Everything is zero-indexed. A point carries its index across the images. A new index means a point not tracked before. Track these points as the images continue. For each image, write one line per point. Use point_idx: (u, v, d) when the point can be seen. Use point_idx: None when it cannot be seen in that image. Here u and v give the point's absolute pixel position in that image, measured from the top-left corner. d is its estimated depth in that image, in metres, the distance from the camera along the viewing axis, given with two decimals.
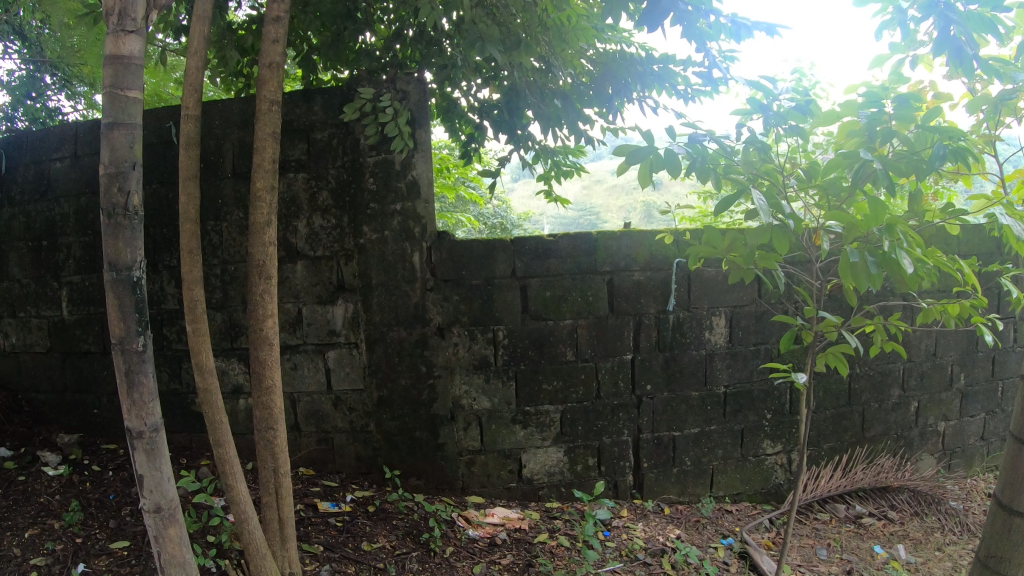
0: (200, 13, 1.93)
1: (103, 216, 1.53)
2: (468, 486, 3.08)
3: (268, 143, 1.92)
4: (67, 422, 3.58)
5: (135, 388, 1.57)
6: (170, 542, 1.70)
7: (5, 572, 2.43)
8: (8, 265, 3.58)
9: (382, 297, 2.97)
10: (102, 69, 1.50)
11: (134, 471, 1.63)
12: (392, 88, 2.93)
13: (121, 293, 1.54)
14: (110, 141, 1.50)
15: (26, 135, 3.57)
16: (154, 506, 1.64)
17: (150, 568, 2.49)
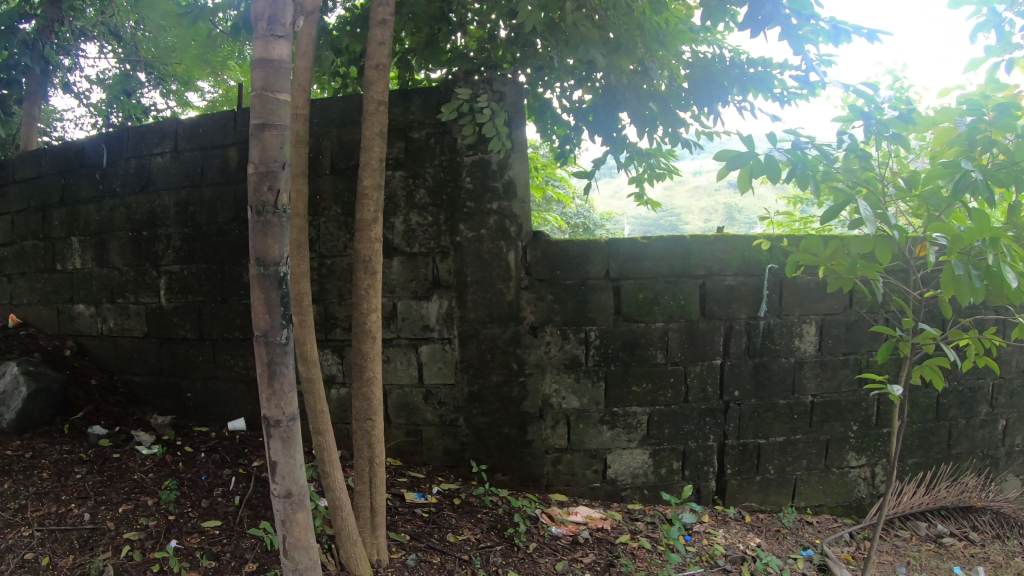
0: (311, 17, 2.00)
1: (251, 212, 1.48)
2: (553, 484, 3.10)
3: (375, 143, 1.98)
4: (162, 403, 3.68)
5: (277, 378, 1.54)
6: (295, 527, 1.70)
7: (100, 545, 2.59)
8: (110, 254, 3.75)
9: (478, 294, 3.02)
10: (252, 71, 1.47)
11: (269, 458, 1.61)
12: (489, 89, 3.15)
13: (268, 288, 1.50)
14: (261, 141, 1.46)
15: (128, 130, 3.70)
16: (285, 492, 1.63)
17: (241, 547, 2.56)
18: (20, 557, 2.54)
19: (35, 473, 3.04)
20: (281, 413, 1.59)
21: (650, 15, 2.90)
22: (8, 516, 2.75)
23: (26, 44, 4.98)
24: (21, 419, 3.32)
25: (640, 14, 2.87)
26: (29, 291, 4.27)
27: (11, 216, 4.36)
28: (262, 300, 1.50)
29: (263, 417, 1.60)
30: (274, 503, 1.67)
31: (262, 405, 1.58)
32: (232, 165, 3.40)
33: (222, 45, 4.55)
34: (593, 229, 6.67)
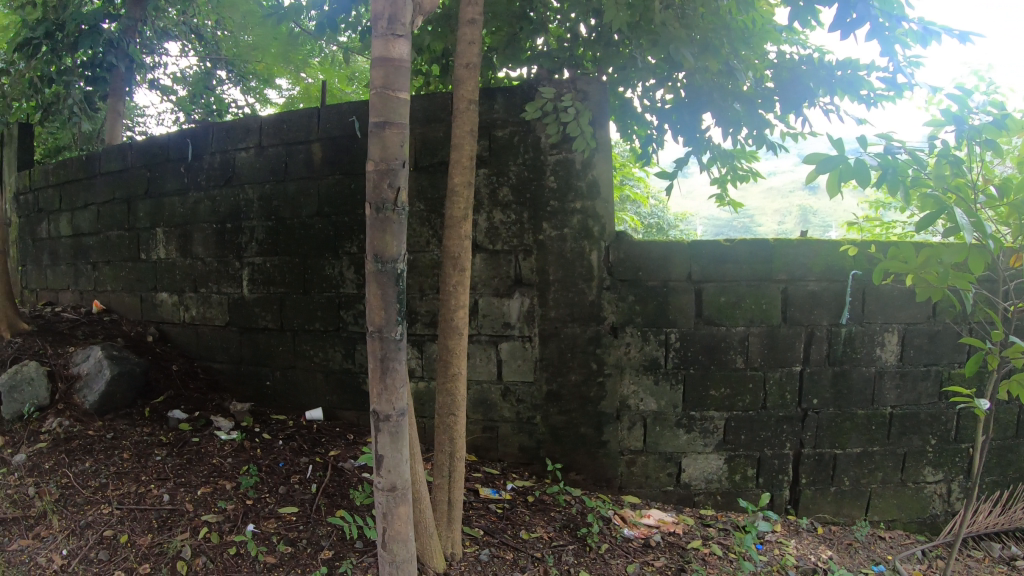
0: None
1: (370, 209, 1.48)
2: (626, 486, 3.09)
3: (466, 141, 1.99)
4: (242, 390, 3.77)
5: (389, 374, 1.55)
6: (396, 520, 1.70)
7: (179, 525, 2.68)
8: (194, 245, 3.87)
9: (560, 293, 3.03)
10: (372, 72, 1.50)
11: (377, 451, 1.62)
12: (574, 89, 3.12)
13: (385, 285, 1.50)
14: (383, 140, 1.47)
15: (213, 125, 3.80)
16: (390, 486, 1.64)
17: (317, 534, 2.59)
18: (100, 534, 2.70)
19: (116, 453, 3.18)
20: (390, 407, 1.60)
21: (736, 14, 2.90)
22: (88, 494, 2.93)
23: (110, 44, 5.14)
24: (104, 401, 3.46)
25: (724, 13, 2.86)
26: (114, 278, 4.43)
27: (97, 207, 4.51)
28: (378, 297, 1.51)
29: (371, 411, 1.61)
30: (376, 496, 1.69)
31: (372, 399, 1.59)
32: (316, 162, 3.41)
33: (302, 42, 4.63)
34: (666, 230, 6.65)
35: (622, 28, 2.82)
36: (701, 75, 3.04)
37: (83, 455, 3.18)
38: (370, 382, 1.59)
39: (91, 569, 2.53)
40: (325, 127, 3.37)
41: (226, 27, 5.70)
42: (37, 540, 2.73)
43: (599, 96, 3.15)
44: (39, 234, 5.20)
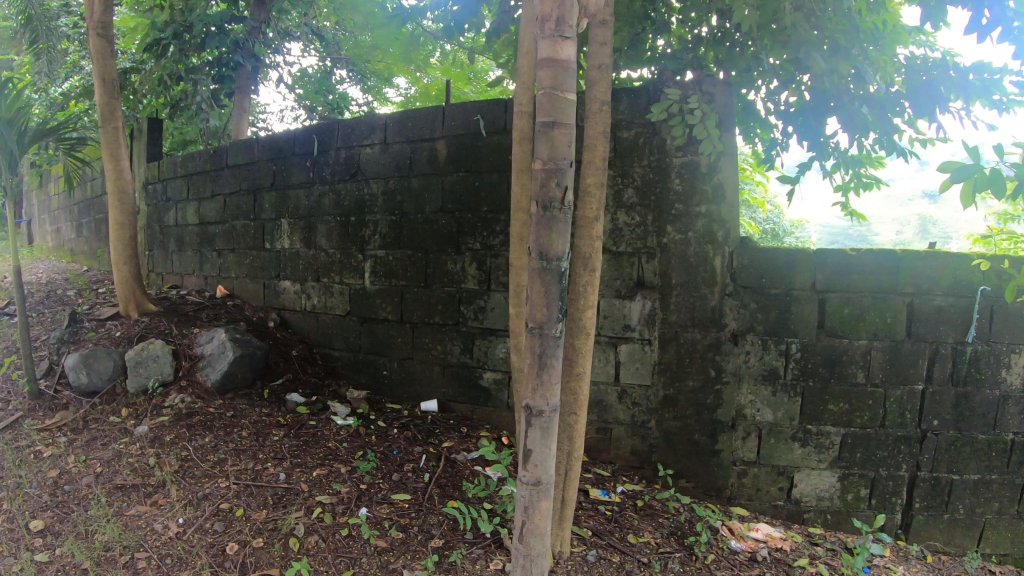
0: (529, 17, 2.03)
1: (536, 207, 1.51)
2: (735, 497, 3.10)
3: (598, 142, 1.99)
4: (358, 378, 3.90)
5: (546, 370, 1.56)
6: (535, 515, 1.71)
7: (295, 503, 2.79)
8: (318, 237, 4.01)
9: (681, 296, 3.08)
10: (540, 73, 1.51)
11: (525, 445, 1.64)
12: (699, 90, 3.08)
13: (547, 282, 1.52)
14: (550, 140, 1.49)
15: (337, 122, 3.90)
16: (534, 480, 1.66)
17: (428, 522, 2.65)
18: (216, 506, 2.84)
19: (235, 431, 3.35)
20: (543, 403, 1.61)
21: (866, 15, 2.82)
22: (206, 468, 3.09)
23: (236, 44, 5.45)
24: (225, 380, 3.61)
25: (853, 14, 2.82)
26: (237, 266, 4.63)
27: (224, 198, 4.72)
28: (542, 294, 1.53)
29: (523, 406, 1.62)
30: (519, 488, 1.71)
31: (525, 394, 1.60)
32: (440, 158, 3.46)
33: (422, 40, 4.76)
34: (782, 236, 6.57)
35: (751, 28, 2.79)
36: (827, 79, 2.97)
37: (203, 430, 3.36)
38: (525, 377, 1.61)
39: (206, 539, 2.67)
40: (450, 125, 3.42)
41: (347, 25, 5.88)
42: (156, 507, 2.91)
43: (725, 98, 3.06)
44: (166, 221, 5.47)
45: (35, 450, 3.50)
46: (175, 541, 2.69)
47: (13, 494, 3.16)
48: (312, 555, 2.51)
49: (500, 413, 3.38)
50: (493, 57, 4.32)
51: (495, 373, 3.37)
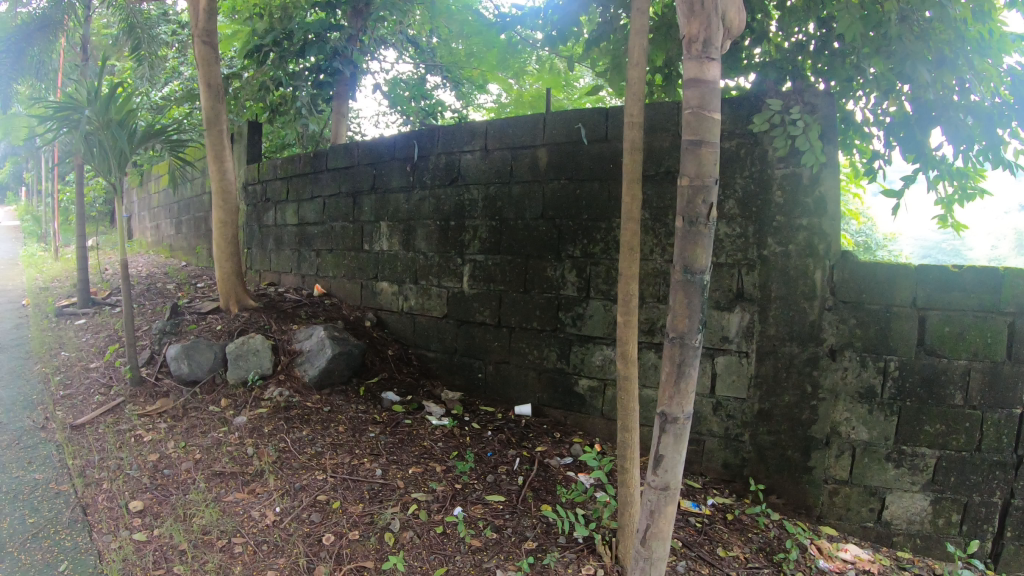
0: (640, 29, 2.05)
1: (681, 222, 1.57)
2: (825, 516, 3.06)
3: None
4: (452, 380, 3.98)
5: (684, 379, 1.60)
6: (660, 519, 1.74)
7: (391, 498, 2.88)
8: (417, 240, 4.11)
9: (781, 310, 3.07)
10: (686, 92, 1.56)
11: (657, 450, 1.67)
12: (801, 100, 3.06)
13: (690, 294, 1.57)
14: (698, 158, 1.55)
15: (438, 127, 3.98)
16: (663, 485, 1.68)
17: (522, 525, 2.70)
18: (314, 497, 2.95)
19: (332, 426, 3.48)
20: (677, 410, 1.65)
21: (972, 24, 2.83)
22: (304, 460, 3.22)
23: (335, 51, 5.60)
24: (323, 375, 3.77)
25: (957, 23, 2.86)
26: (336, 266, 4.78)
27: (323, 200, 4.87)
28: (684, 305, 1.58)
29: (659, 412, 1.66)
30: (647, 492, 1.74)
31: (661, 400, 1.64)
32: (541, 166, 3.52)
33: (519, 48, 4.87)
34: (873, 249, 6.45)
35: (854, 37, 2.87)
36: (930, 89, 2.95)
37: (300, 423, 3.50)
38: (661, 385, 1.65)
39: (303, 529, 2.77)
40: (552, 132, 3.47)
41: (444, 32, 6.01)
42: (254, 495, 3.04)
43: (828, 108, 3.02)
44: (265, 221, 5.68)
45: (136, 433, 3.72)
46: (273, 529, 2.79)
47: (116, 474, 3.35)
48: (407, 550, 2.58)
49: (593, 419, 3.40)
50: (591, 65, 4.37)
51: (590, 380, 3.40)
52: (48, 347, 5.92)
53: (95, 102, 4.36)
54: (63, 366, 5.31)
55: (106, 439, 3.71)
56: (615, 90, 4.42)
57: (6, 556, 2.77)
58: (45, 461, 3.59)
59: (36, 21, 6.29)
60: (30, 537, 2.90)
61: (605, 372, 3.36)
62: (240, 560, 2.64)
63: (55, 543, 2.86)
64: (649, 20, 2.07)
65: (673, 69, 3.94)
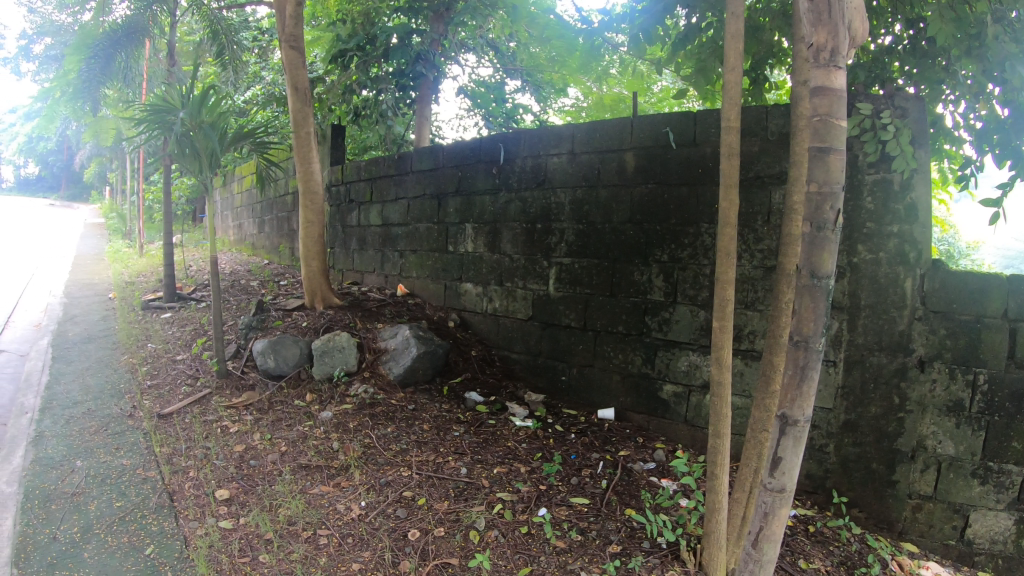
0: (736, 33, 2.04)
1: (810, 227, 1.82)
2: (907, 532, 3.01)
3: (805, 160, 1.91)
4: (536, 382, 4.00)
5: (806, 382, 1.85)
6: (773, 521, 2.02)
7: (476, 497, 2.94)
8: (503, 242, 4.16)
9: (869, 319, 3.01)
10: (817, 102, 1.80)
11: (777, 453, 1.94)
12: (891, 104, 2.99)
13: (817, 296, 1.82)
14: (827, 164, 1.79)
15: (525, 130, 4.02)
16: (780, 487, 1.96)
17: (607, 528, 2.71)
18: (399, 493, 3.02)
19: (417, 423, 3.59)
20: (796, 414, 1.90)
21: None
22: (390, 456, 3.31)
23: (418, 56, 5.72)
24: (407, 374, 3.89)
25: None
26: (420, 267, 4.87)
27: (408, 201, 4.96)
28: (810, 307, 1.82)
29: (779, 416, 1.92)
30: (763, 495, 2.01)
31: (783, 404, 1.90)
32: (629, 169, 3.52)
33: (602, 50, 4.89)
34: (957, 258, 6.26)
35: (947, 40, 2.82)
36: None
37: (385, 420, 3.62)
38: (783, 389, 1.89)
39: (389, 523, 2.83)
40: (639, 137, 3.47)
41: (524, 35, 6.06)
42: (340, 488, 3.12)
43: (918, 113, 2.95)
44: (348, 221, 5.81)
45: (222, 424, 3.85)
46: (358, 522, 2.87)
47: (202, 463, 3.47)
48: (493, 549, 2.62)
49: (676, 425, 3.39)
50: (676, 69, 4.35)
51: (675, 386, 3.38)
52: (135, 339, 6.16)
53: (188, 104, 4.53)
54: (150, 358, 5.53)
55: (193, 428, 3.85)
56: (700, 94, 4.40)
57: (94, 538, 2.91)
58: (134, 448, 3.75)
59: (123, 28, 6.50)
60: (119, 520, 3.04)
61: (690, 378, 3.34)
62: (324, 550, 2.71)
63: (142, 527, 2.99)
64: (744, 25, 2.07)
65: (761, 73, 3.91)
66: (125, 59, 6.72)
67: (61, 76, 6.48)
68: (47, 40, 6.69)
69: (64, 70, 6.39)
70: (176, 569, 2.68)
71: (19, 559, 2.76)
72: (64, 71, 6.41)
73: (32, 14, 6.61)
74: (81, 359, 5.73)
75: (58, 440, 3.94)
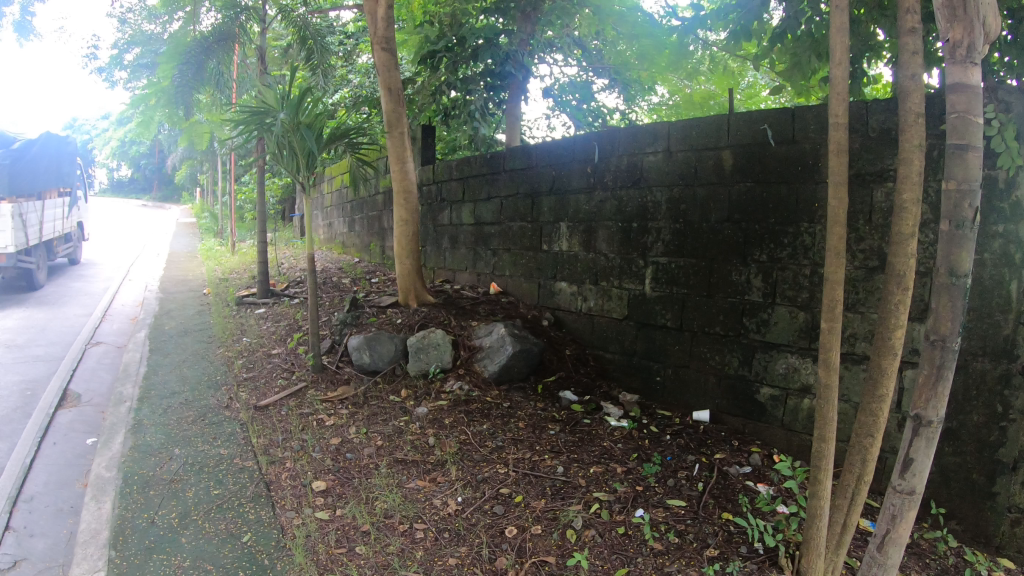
0: (841, 25, 2.00)
1: (946, 225, 1.77)
2: (1005, 548, 2.86)
3: (915, 156, 1.88)
4: (629, 381, 3.99)
5: (942, 382, 1.78)
6: (900, 524, 1.91)
7: (574, 496, 2.95)
8: (598, 241, 4.15)
9: (973, 323, 2.89)
10: (955, 98, 1.75)
11: (907, 454, 1.86)
12: (994, 98, 2.87)
13: (953, 295, 1.76)
14: (964, 161, 1.74)
15: (619, 129, 4.00)
16: (910, 489, 1.87)
17: (704, 531, 2.68)
18: (496, 490, 3.06)
19: (511, 421, 3.62)
20: (931, 415, 1.83)
21: None
22: (486, 453, 3.35)
23: (507, 56, 5.71)
24: (502, 372, 3.95)
25: None
26: (513, 265, 4.90)
27: (501, 200, 5.00)
28: (947, 306, 1.77)
29: (913, 415, 1.86)
30: (890, 497, 1.92)
31: (917, 403, 1.83)
32: (726, 168, 3.46)
33: (692, 48, 4.83)
34: None
35: None
36: None
37: (481, 417, 3.67)
38: (919, 388, 1.83)
39: (486, 519, 2.87)
40: (737, 134, 3.42)
41: (611, 33, 6.03)
42: (436, 484, 3.17)
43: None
44: (440, 220, 5.90)
45: (318, 417, 3.96)
46: (455, 517, 2.91)
47: (299, 454, 3.58)
48: (590, 548, 2.63)
49: (773, 430, 3.33)
50: (771, 65, 4.27)
51: (773, 389, 3.32)
52: (232, 332, 6.39)
53: (285, 105, 4.67)
54: (246, 351, 5.72)
55: (290, 420, 3.97)
56: (796, 91, 4.31)
57: (192, 524, 3.03)
58: (232, 438, 3.90)
59: (213, 35, 6.83)
60: (216, 507, 3.17)
61: (788, 382, 3.27)
62: (421, 544, 2.76)
63: (240, 514, 3.10)
64: (849, 19, 2.02)
65: (860, 67, 3.79)
66: (214, 66, 7.01)
67: (156, 84, 6.71)
68: (136, 48, 6.69)
69: (157, 78, 6.64)
70: (273, 556, 2.77)
71: (116, 542, 2.91)
72: (158, 79, 6.69)
73: (124, 26, 6.51)
74: (179, 352, 5.97)
75: (156, 429, 4.13)
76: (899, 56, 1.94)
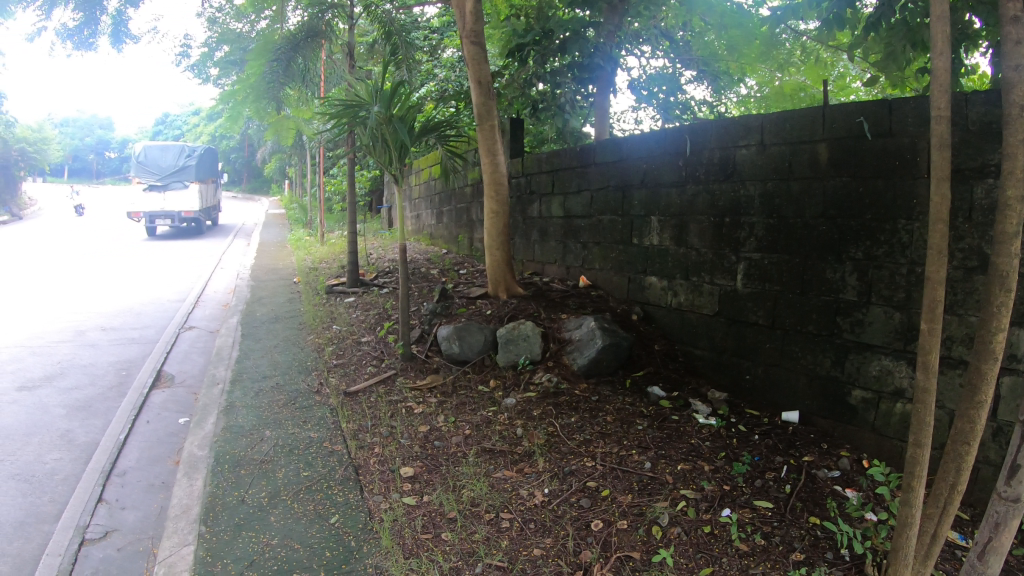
0: (943, 14, 1.92)
1: None
2: None
3: (1020, 150, 1.80)
4: (719, 378, 3.93)
5: None
6: (1004, 533, 1.85)
7: (660, 492, 2.94)
8: (690, 235, 4.10)
9: None
10: None
11: (1015, 460, 1.79)
12: None
13: None
14: None
15: (712, 122, 3.95)
16: (1015, 496, 1.80)
17: (790, 534, 2.64)
18: (583, 483, 3.07)
19: (600, 415, 3.62)
20: None
21: None
22: (573, 445, 3.37)
23: (597, 48, 5.68)
24: (591, 365, 3.95)
25: None
26: (603, 259, 4.89)
27: (592, 193, 4.99)
28: None
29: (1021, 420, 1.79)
30: (994, 504, 1.86)
31: None
32: (821, 162, 3.38)
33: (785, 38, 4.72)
34: None
35: None
36: None
37: (569, 410, 3.69)
38: None
39: (573, 512, 2.88)
40: (832, 127, 3.32)
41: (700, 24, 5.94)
42: (523, 474, 3.20)
43: None
44: (529, 212, 5.93)
45: (407, 404, 4.05)
46: (541, 509, 2.93)
47: (387, 441, 3.66)
48: (675, 545, 2.62)
49: (863, 433, 3.24)
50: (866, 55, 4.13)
51: (865, 392, 3.22)
52: (322, 320, 6.56)
53: (379, 98, 4.76)
54: (336, 338, 5.87)
55: (379, 407, 4.07)
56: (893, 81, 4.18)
57: (281, 504, 3.14)
58: (323, 423, 4.02)
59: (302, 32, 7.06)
60: (305, 489, 3.27)
61: (881, 385, 3.17)
62: (507, 533, 2.79)
63: (328, 496, 3.20)
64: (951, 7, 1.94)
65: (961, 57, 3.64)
66: (302, 62, 7.23)
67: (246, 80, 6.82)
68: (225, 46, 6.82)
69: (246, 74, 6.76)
70: (360, 539, 2.85)
71: (207, 518, 3.04)
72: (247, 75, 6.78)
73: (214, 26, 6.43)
74: (270, 337, 6.17)
75: (249, 411, 4.28)
76: (1004, 48, 1.87)
